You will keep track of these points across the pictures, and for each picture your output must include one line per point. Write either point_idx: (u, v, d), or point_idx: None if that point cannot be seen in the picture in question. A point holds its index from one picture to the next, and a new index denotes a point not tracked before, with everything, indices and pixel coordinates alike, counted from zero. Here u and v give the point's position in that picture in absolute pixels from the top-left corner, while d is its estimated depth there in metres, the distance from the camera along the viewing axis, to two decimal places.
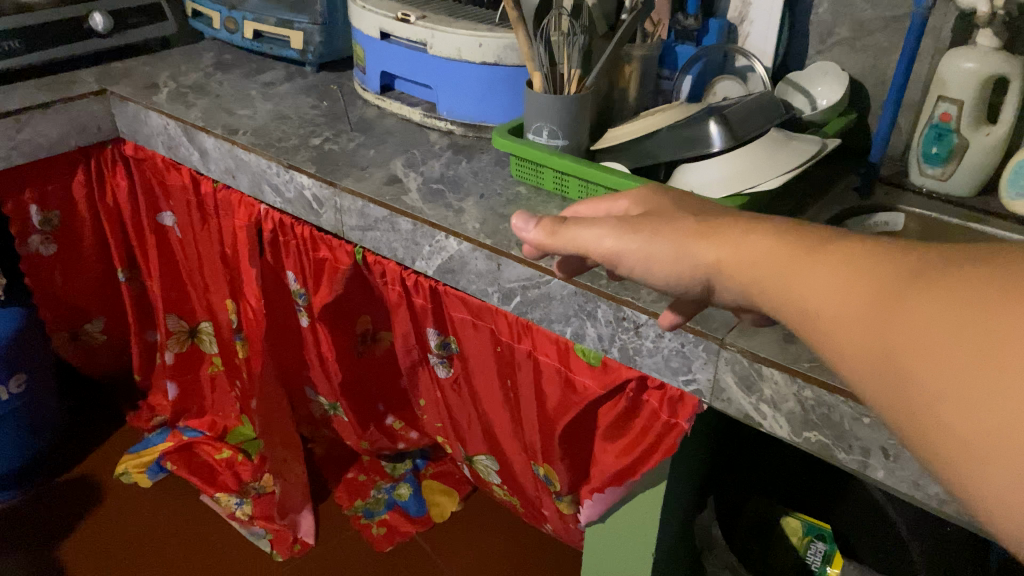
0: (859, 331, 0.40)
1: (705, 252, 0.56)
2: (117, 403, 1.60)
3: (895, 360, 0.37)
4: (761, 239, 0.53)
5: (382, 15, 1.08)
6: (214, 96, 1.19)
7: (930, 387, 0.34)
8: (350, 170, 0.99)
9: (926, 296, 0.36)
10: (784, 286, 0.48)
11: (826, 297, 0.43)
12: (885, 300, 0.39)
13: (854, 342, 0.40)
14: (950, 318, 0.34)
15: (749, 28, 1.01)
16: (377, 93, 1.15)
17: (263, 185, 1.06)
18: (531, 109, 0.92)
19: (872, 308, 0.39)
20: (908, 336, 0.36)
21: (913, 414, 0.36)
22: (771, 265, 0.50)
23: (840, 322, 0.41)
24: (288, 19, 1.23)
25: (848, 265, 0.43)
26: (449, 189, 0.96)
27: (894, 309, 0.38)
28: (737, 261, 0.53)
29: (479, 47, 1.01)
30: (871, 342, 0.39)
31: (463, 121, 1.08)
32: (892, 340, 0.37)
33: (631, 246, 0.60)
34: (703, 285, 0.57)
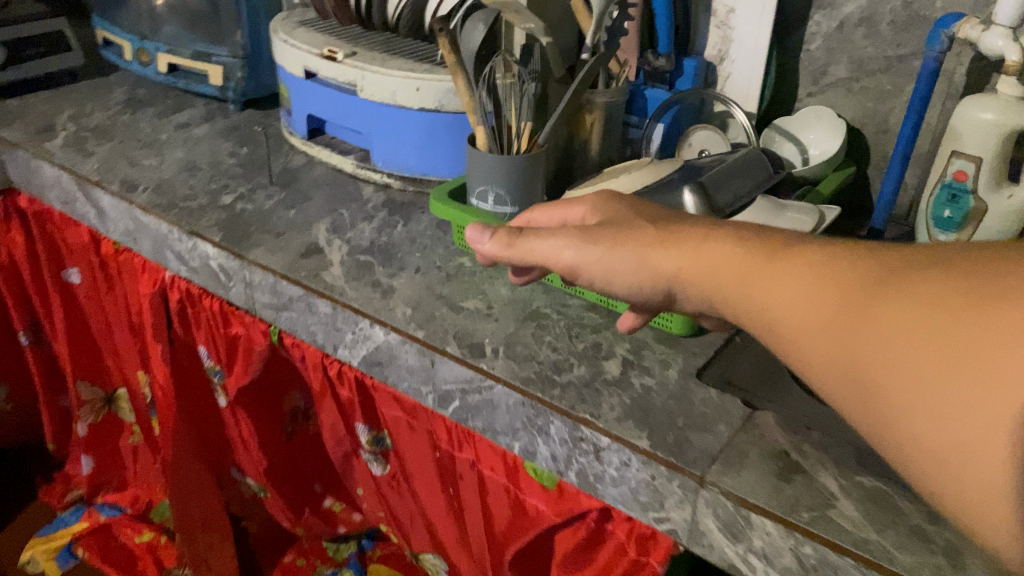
0: (823, 333, 0.39)
1: (666, 261, 0.51)
2: (30, 473, 1.44)
3: (865, 366, 0.36)
4: (727, 248, 0.47)
5: (308, 52, 0.93)
6: (118, 141, 1.03)
7: (911, 400, 0.33)
8: (263, 238, 0.84)
9: (897, 302, 0.35)
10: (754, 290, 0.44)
11: (788, 297, 0.42)
12: (850, 304, 0.38)
13: (818, 345, 0.39)
14: (928, 327, 0.33)
15: (730, 68, 0.87)
16: (304, 138, 1.00)
17: (166, 252, 0.91)
18: (473, 169, 0.78)
19: (836, 311, 0.38)
20: (879, 346, 0.35)
21: (889, 421, 0.35)
22: (729, 272, 0.46)
23: (802, 326, 0.40)
24: (206, 51, 1.08)
25: (809, 264, 0.42)
26: (379, 260, 0.81)
27: (862, 313, 0.36)
28: (697, 271, 0.49)
29: (418, 91, 0.87)
30: (837, 348, 0.38)
31: (402, 173, 0.94)
32: (858, 345, 0.36)
33: (589, 257, 0.55)
34: (665, 295, 0.53)
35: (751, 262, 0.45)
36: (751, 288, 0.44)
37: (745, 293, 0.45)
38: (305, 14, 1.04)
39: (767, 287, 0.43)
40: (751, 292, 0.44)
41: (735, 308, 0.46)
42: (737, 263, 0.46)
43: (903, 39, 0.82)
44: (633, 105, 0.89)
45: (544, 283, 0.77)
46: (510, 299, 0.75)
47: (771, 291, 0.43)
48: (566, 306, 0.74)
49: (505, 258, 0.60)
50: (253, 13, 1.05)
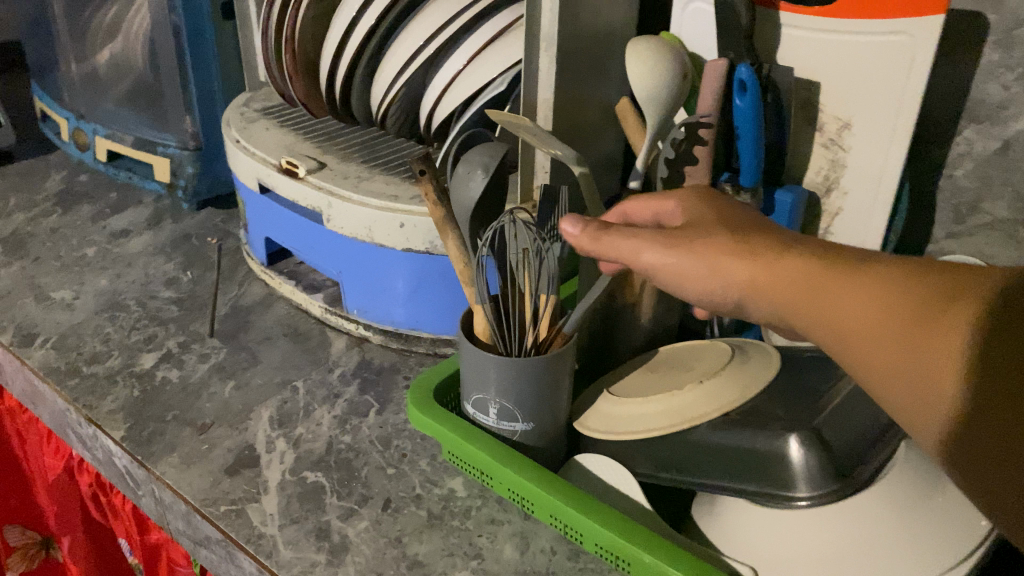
0: (911, 374, 0.32)
1: (728, 274, 0.38)
2: None
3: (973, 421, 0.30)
4: (799, 259, 0.36)
5: (263, 161, 0.70)
6: (31, 259, 0.81)
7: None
8: (180, 434, 0.61)
9: (1005, 335, 0.29)
10: (821, 318, 0.35)
11: (856, 325, 0.34)
12: (934, 333, 0.31)
13: (902, 386, 0.33)
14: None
15: (840, 202, 0.62)
16: (265, 264, 0.77)
17: (67, 430, 0.67)
18: (467, 369, 0.53)
19: (921, 346, 0.32)
20: (1002, 397, 0.29)
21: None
22: (813, 291, 0.35)
23: (877, 357, 0.33)
24: (150, 139, 0.85)
25: (877, 280, 0.34)
26: (335, 484, 0.57)
27: (959, 348, 0.30)
28: (778, 288, 0.37)
29: (401, 228, 0.62)
30: (939, 392, 0.31)
31: (383, 326, 0.69)
32: (961, 389, 0.30)
33: (672, 260, 0.40)
34: (736, 310, 0.39)
35: (828, 281, 0.35)
36: (820, 312, 0.35)
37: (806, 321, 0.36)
38: (269, 100, 0.81)
39: (838, 308, 0.34)
40: (821, 315, 0.35)
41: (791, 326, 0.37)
42: (801, 283, 0.36)
43: None
44: None
45: (571, 542, 0.52)
46: (518, 571, 0.50)
47: (837, 313, 0.35)
48: None
49: (588, 252, 0.44)
50: (205, 95, 0.82)
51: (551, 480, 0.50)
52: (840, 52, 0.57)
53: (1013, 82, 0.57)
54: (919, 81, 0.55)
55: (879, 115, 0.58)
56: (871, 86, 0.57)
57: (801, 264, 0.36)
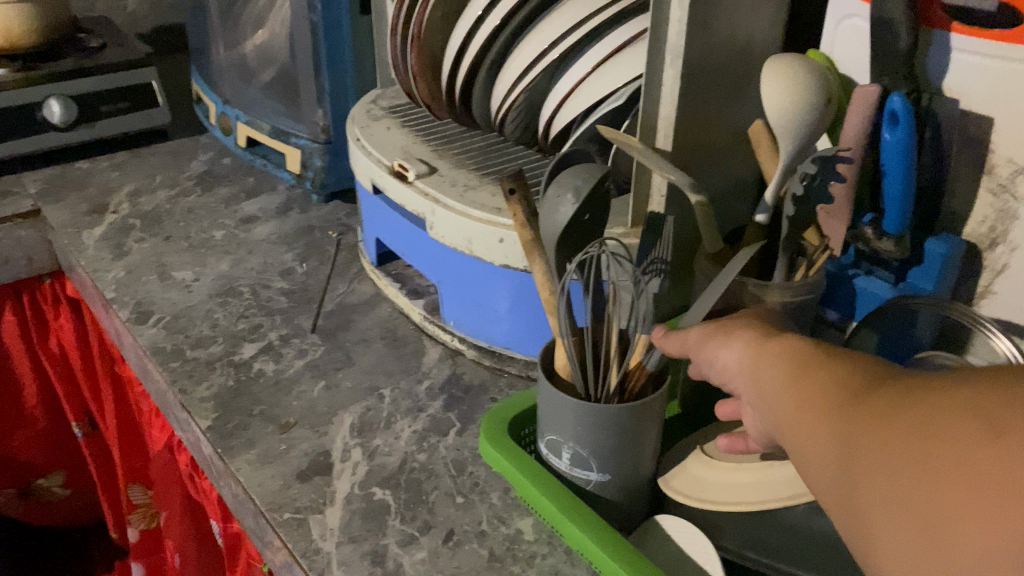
0: (820, 459, 0.29)
1: (722, 347, 0.37)
2: (91, 562, 1.29)
3: (861, 511, 0.26)
4: (774, 338, 0.35)
5: (377, 162, 0.68)
6: (163, 237, 0.84)
7: (921, 535, 0.24)
8: (262, 431, 0.61)
9: (902, 415, 0.26)
10: (768, 401, 0.32)
11: (788, 406, 0.31)
12: (842, 415, 0.28)
13: (817, 478, 0.29)
14: (948, 450, 0.23)
15: (1006, 259, 0.53)
16: (374, 263, 0.76)
17: (168, 411, 0.68)
18: (545, 407, 0.49)
19: (829, 427, 0.28)
20: (884, 482, 0.25)
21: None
22: (771, 365, 0.33)
23: (799, 446, 0.30)
24: (284, 129, 0.87)
25: (825, 364, 0.31)
26: (401, 505, 0.54)
27: (858, 426, 0.27)
28: (748, 363, 0.35)
29: (500, 243, 0.59)
30: (835, 479, 0.27)
31: (478, 341, 0.66)
32: (852, 474, 0.27)
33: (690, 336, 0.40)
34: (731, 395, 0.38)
35: (788, 357, 0.33)
36: (768, 391, 0.33)
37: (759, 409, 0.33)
38: (399, 99, 0.79)
39: (784, 383, 0.32)
40: (768, 396, 0.33)
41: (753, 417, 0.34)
42: (768, 359, 0.34)
43: None
44: (833, 299, 0.58)
45: None
46: None
47: (777, 395, 0.32)
48: None
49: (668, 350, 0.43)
50: (338, 89, 0.82)
51: (619, 545, 0.44)
52: (1019, 84, 0.49)
53: None
54: None
55: None
56: None
57: (774, 347, 0.34)
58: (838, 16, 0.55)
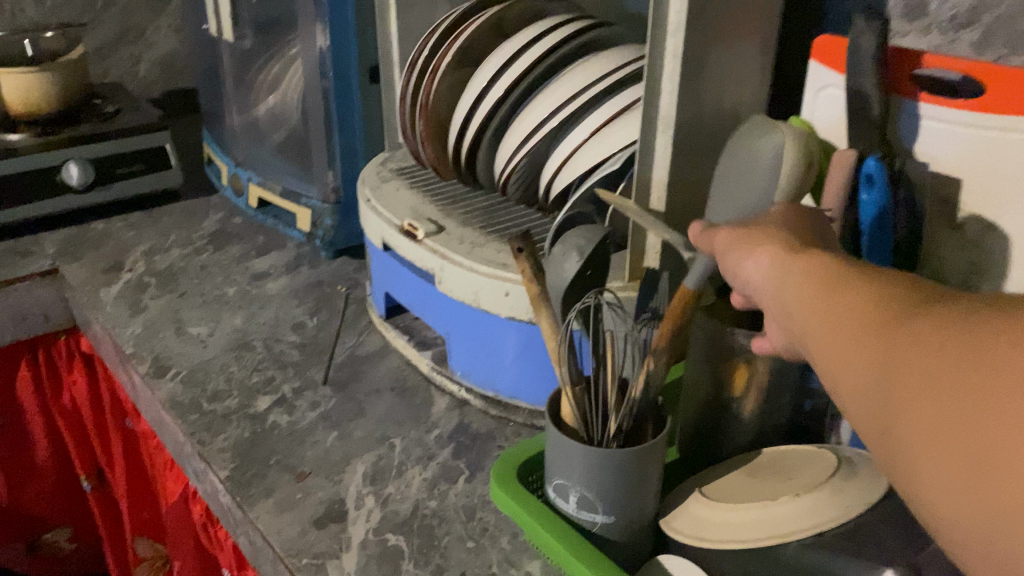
0: (861, 373, 0.29)
1: (760, 266, 0.38)
2: None
3: (887, 403, 0.27)
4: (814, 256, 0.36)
5: (388, 222, 0.72)
6: (178, 294, 0.87)
7: (941, 428, 0.25)
8: (280, 480, 0.63)
9: (954, 333, 0.26)
10: (807, 316, 0.33)
11: (831, 321, 0.31)
12: (890, 331, 0.28)
13: (854, 390, 0.30)
14: (983, 352, 0.24)
15: None
16: (383, 316, 0.79)
17: (185, 462, 0.71)
18: (551, 452, 0.52)
19: (876, 343, 0.29)
20: (917, 377, 0.26)
21: (959, 521, 0.25)
22: (812, 279, 0.34)
23: (837, 358, 0.30)
24: (296, 190, 0.91)
25: (876, 284, 0.31)
26: (414, 550, 0.57)
27: (905, 344, 0.27)
28: (783, 278, 0.36)
29: (506, 296, 0.63)
30: (877, 391, 0.28)
31: (485, 391, 0.69)
32: (894, 388, 0.27)
33: (730, 254, 0.41)
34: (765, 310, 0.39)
35: (827, 273, 0.34)
36: (801, 301, 0.34)
37: (796, 323, 0.34)
38: (405, 161, 0.84)
39: (815, 297, 0.33)
40: (809, 311, 0.33)
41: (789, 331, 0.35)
42: (806, 274, 0.35)
43: None
44: None
45: None
46: None
47: (821, 310, 0.32)
48: None
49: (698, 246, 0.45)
50: (348, 152, 0.87)
51: None
52: (977, 147, 0.53)
53: None
54: None
55: None
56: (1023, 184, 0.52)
57: (824, 267, 0.34)
58: (814, 88, 0.60)
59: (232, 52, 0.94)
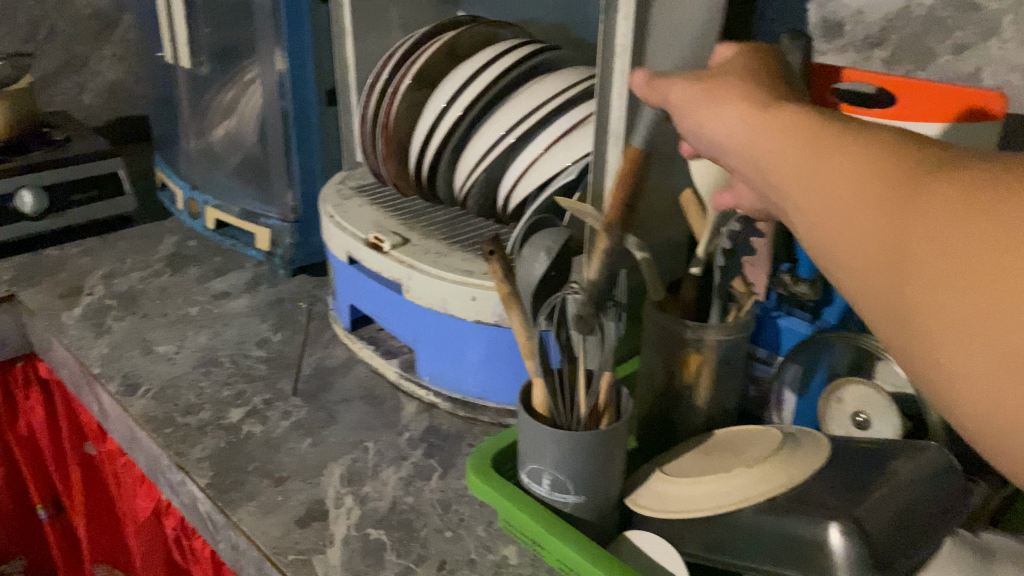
0: (873, 230, 0.31)
1: (737, 129, 0.40)
2: None
3: (881, 255, 0.30)
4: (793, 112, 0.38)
5: (353, 236, 0.76)
6: (141, 315, 0.89)
7: (931, 283, 0.28)
8: (259, 485, 0.65)
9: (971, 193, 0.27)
10: (807, 177, 0.34)
11: (820, 175, 0.33)
12: (904, 191, 0.30)
13: (862, 249, 0.31)
14: (973, 215, 0.27)
15: None
16: (349, 329, 0.82)
17: (159, 476, 0.72)
18: (524, 440, 0.56)
19: (890, 202, 0.30)
20: (910, 235, 0.29)
21: (959, 373, 0.27)
22: (792, 136, 0.36)
23: (844, 218, 0.32)
24: (254, 210, 0.93)
25: (884, 144, 0.32)
26: (395, 542, 0.60)
27: (910, 203, 0.29)
28: (758, 139, 0.38)
29: (473, 301, 0.67)
30: (872, 242, 0.31)
31: (452, 394, 0.73)
32: (907, 246, 0.29)
33: (704, 114, 0.43)
34: (738, 167, 0.41)
35: (809, 129, 0.36)
36: (784, 159, 0.36)
37: (792, 183, 0.35)
38: (364, 179, 0.87)
39: (799, 154, 0.35)
40: (811, 171, 0.34)
41: (780, 192, 0.36)
42: (787, 131, 0.37)
43: None
44: (761, 337, 0.69)
45: None
46: None
47: (824, 168, 0.33)
48: None
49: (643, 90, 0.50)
50: (307, 172, 0.90)
51: (599, 553, 0.51)
52: None
53: None
54: None
55: None
56: None
57: (823, 129, 0.35)
58: None
59: (187, 79, 0.97)
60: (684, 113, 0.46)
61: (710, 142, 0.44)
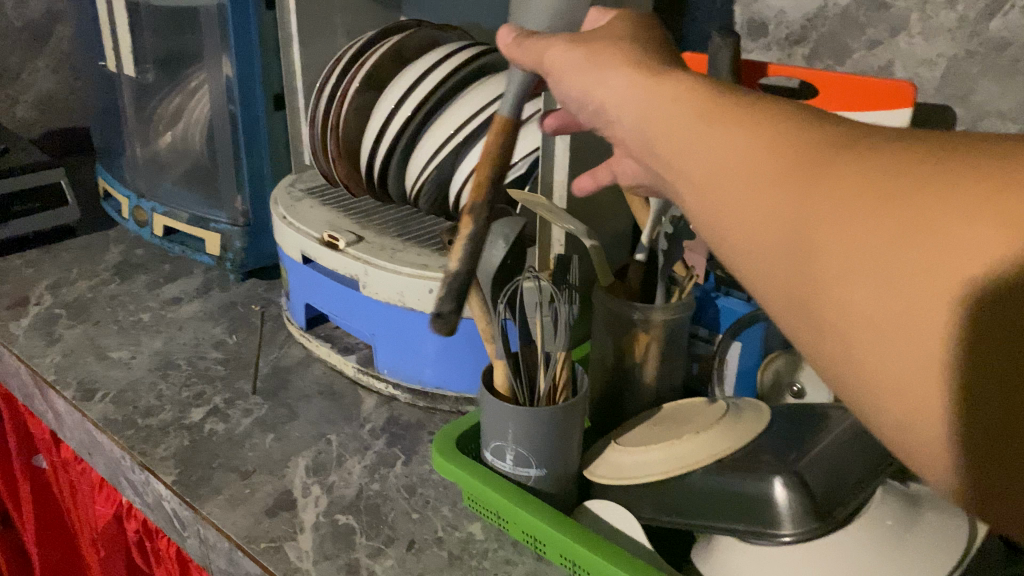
0: (774, 213, 0.29)
1: (627, 102, 0.38)
2: None
3: (781, 247, 0.29)
4: (685, 84, 0.36)
5: (307, 235, 0.77)
6: (93, 323, 0.89)
7: (835, 280, 0.27)
8: (225, 480, 0.67)
9: (877, 177, 0.27)
10: (701, 160, 0.33)
11: (717, 157, 0.32)
12: (808, 173, 0.29)
13: (761, 232, 0.30)
14: (882, 210, 0.26)
15: None
16: (303, 327, 0.84)
17: (121, 478, 0.73)
18: (487, 420, 0.59)
19: (793, 183, 0.29)
20: (815, 228, 0.28)
21: (860, 362, 0.26)
22: (685, 111, 0.34)
23: (744, 197, 0.30)
24: (204, 215, 0.94)
25: (782, 121, 0.31)
26: (364, 526, 0.62)
27: (817, 194, 0.28)
28: (649, 116, 0.37)
29: (430, 292, 0.69)
30: (773, 232, 0.29)
31: (411, 385, 0.75)
32: (810, 230, 0.28)
33: (591, 86, 0.41)
34: (626, 140, 0.39)
35: (703, 104, 0.34)
36: (678, 137, 0.34)
37: (688, 159, 0.33)
38: (313, 181, 0.89)
39: (695, 132, 0.33)
40: (708, 147, 0.32)
41: (672, 165, 0.35)
42: (680, 105, 0.35)
43: None
44: (702, 316, 0.72)
45: None
46: None
47: (722, 145, 0.32)
48: None
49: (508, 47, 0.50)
50: (256, 176, 0.91)
51: (562, 520, 0.55)
52: None
53: None
54: None
55: None
56: None
57: (718, 101, 0.34)
58: None
59: (131, 87, 0.97)
60: (565, 79, 0.44)
61: (595, 110, 0.42)
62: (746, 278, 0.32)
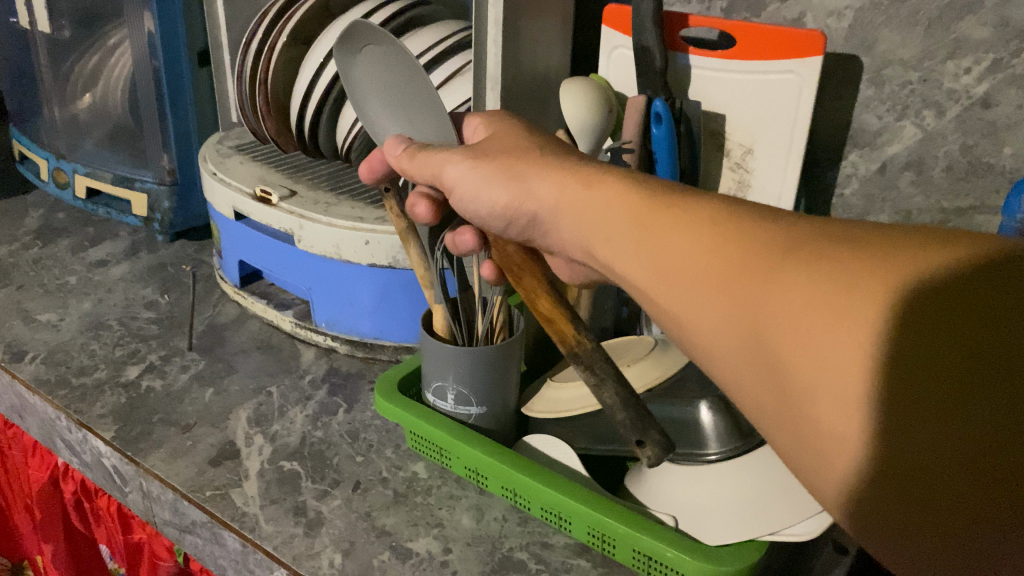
0: (728, 318, 0.34)
1: (576, 217, 0.43)
2: None
3: (740, 346, 0.33)
4: (620, 190, 0.41)
5: (238, 191, 0.77)
6: (16, 287, 0.87)
7: (793, 377, 0.31)
8: (165, 434, 0.67)
9: (812, 284, 0.31)
10: (657, 267, 0.37)
11: (669, 266, 0.37)
12: (752, 279, 0.33)
13: (719, 334, 0.34)
14: (821, 311, 0.30)
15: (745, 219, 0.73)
16: (237, 286, 0.84)
17: (55, 439, 0.72)
18: (427, 361, 0.61)
19: (737, 289, 0.33)
20: (769, 330, 0.32)
21: (818, 449, 0.31)
22: (628, 221, 0.40)
23: (700, 302, 0.35)
24: (129, 175, 0.92)
25: (719, 226, 0.35)
26: (309, 470, 0.63)
27: (763, 297, 0.32)
28: (591, 214, 0.42)
29: (366, 245, 0.70)
30: (731, 332, 0.34)
31: (350, 336, 0.76)
32: (767, 333, 0.32)
33: (527, 190, 0.46)
34: (579, 246, 0.44)
35: (644, 214, 0.39)
36: (630, 244, 0.39)
37: (647, 267, 0.38)
38: (241, 140, 0.89)
39: (647, 242, 0.38)
40: (663, 256, 0.37)
41: (633, 273, 0.39)
42: (624, 213, 0.40)
43: (961, 188, 0.68)
44: None
45: (520, 510, 0.59)
46: (474, 536, 0.57)
47: (672, 253, 0.37)
48: (546, 550, 0.56)
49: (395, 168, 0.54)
50: (181, 136, 0.90)
51: (498, 449, 0.58)
52: (718, 97, 0.70)
53: (886, 113, 0.69)
54: (806, 110, 0.67)
55: (775, 140, 0.69)
56: (765, 116, 0.69)
57: (662, 210, 0.39)
58: (608, 48, 0.73)
59: (45, 44, 0.94)
60: (481, 196, 0.49)
61: (529, 220, 0.48)
62: (716, 374, 0.36)
